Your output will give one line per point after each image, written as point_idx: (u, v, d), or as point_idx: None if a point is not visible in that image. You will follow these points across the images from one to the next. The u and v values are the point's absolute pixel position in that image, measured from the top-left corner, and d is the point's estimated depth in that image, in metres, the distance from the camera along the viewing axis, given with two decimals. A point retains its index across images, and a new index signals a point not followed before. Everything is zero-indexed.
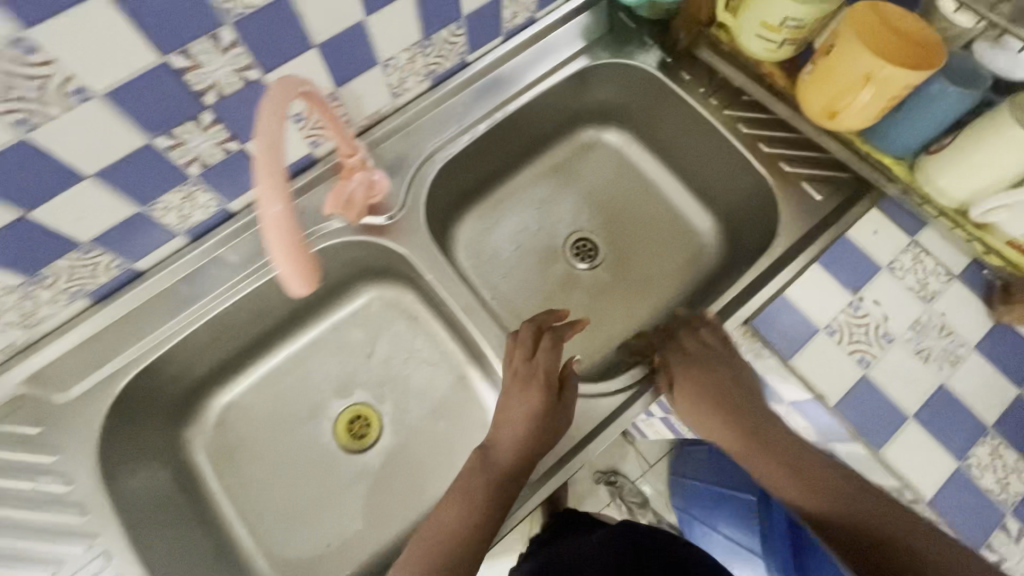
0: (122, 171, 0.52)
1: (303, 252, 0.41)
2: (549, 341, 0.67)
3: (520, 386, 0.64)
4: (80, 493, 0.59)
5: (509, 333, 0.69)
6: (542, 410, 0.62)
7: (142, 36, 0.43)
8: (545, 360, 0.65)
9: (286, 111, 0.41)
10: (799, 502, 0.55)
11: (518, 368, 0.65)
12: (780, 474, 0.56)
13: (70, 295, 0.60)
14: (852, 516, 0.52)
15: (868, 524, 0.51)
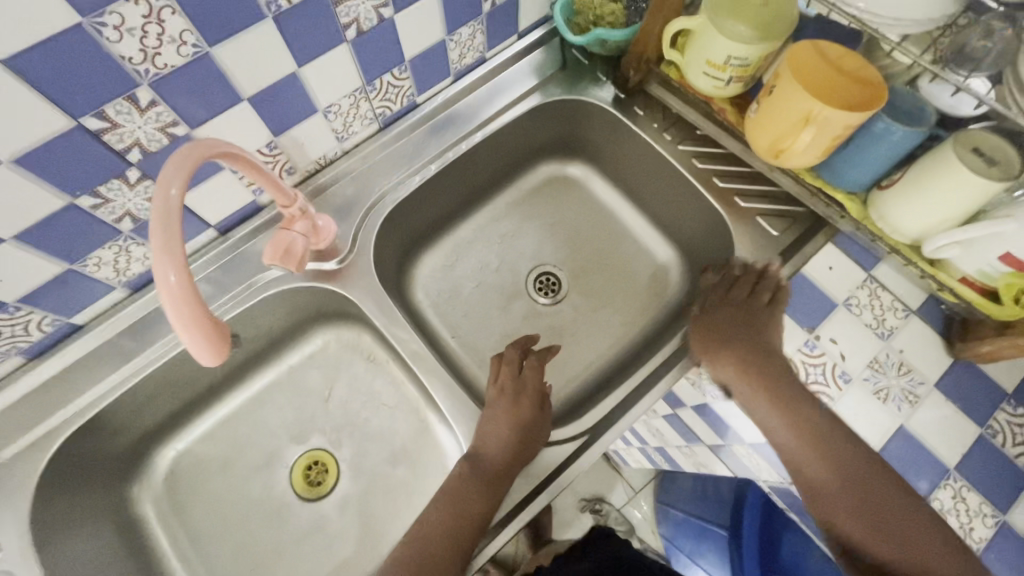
0: (44, 232, 0.50)
1: (207, 320, 0.41)
2: (530, 361, 0.70)
3: (510, 398, 0.66)
4: (9, 559, 0.57)
5: (494, 354, 0.71)
6: (530, 419, 0.64)
7: (51, 102, 0.43)
8: (530, 378, 0.68)
9: (186, 180, 0.41)
10: (816, 494, 0.56)
11: (506, 383, 0.67)
12: (802, 464, 0.57)
13: (2, 354, 0.58)
14: (871, 521, 0.53)
15: (883, 531, 0.52)
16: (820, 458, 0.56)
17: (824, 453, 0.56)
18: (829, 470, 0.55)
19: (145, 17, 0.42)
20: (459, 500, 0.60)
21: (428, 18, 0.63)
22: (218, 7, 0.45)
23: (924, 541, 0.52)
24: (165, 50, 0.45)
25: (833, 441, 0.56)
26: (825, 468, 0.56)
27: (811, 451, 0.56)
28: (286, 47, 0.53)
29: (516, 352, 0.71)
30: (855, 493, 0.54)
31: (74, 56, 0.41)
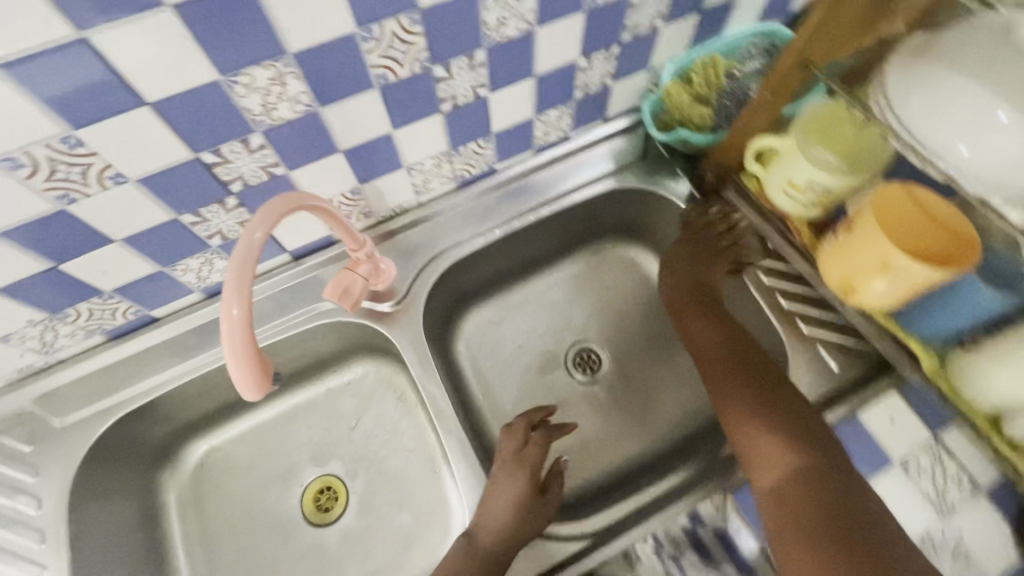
0: (148, 239, 0.57)
1: (257, 355, 0.44)
2: (535, 439, 0.69)
3: (510, 474, 0.65)
4: (45, 519, 0.63)
5: (503, 426, 0.70)
6: (527, 502, 0.63)
7: (179, 139, 0.49)
8: (533, 455, 0.67)
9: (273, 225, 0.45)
10: (721, 397, 0.63)
11: (509, 459, 0.67)
12: (717, 376, 0.65)
13: (89, 332, 0.65)
14: (765, 417, 0.59)
15: (774, 429, 0.58)
16: (733, 370, 0.64)
17: (743, 368, 0.64)
18: (738, 376, 0.63)
19: (271, 79, 0.48)
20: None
21: (520, 98, 0.66)
22: (334, 76, 0.51)
23: (811, 450, 0.56)
24: (281, 105, 0.51)
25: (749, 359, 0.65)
26: (734, 373, 0.63)
27: (727, 364, 0.65)
28: (386, 112, 0.58)
29: (521, 426, 0.70)
30: (761, 398, 0.61)
31: (208, 104, 0.47)
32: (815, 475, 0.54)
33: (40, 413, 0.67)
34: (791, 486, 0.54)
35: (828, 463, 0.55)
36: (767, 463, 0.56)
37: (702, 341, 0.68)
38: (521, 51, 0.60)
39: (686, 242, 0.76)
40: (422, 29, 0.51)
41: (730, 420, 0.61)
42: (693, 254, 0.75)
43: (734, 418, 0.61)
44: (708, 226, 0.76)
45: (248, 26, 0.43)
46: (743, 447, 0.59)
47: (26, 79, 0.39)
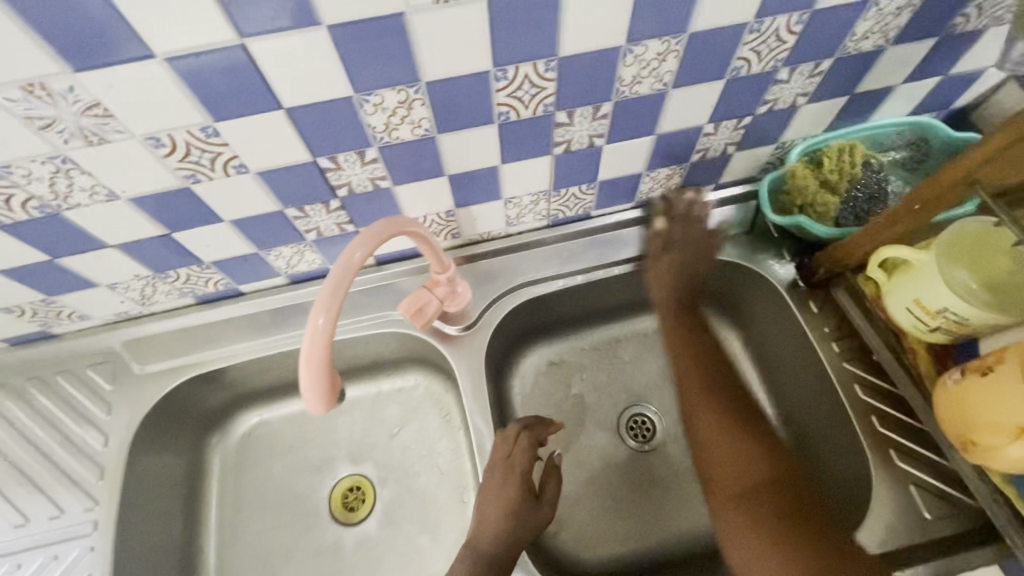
0: (253, 224, 0.60)
1: (329, 369, 0.45)
2: (524, 441, 0.65)
3: (502, 479, 0.64)
4: (107, 456, 0.67)
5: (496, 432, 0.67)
6: (520, 507, 0.63)
7: (303, 143, 0.50)
8: (526, 462, 0.65)
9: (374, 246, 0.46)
10: (686, 391, 0.65)
11: (502, 465, 0.64)
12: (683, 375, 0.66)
13: (182, 293, 0.70)
14: (731, 420, 0.61)
15: (738, 429, 0.60)
16: (701, 370, 0.65)
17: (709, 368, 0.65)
18: (707, 374, 0.65)
19: (399, 102, 0.48)
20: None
21: (634, 153, 0.64)
22: (458, 108, 0.51)
23: (766, 441, 0.59)
24: (402, 127, 0.51)
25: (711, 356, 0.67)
26: (699, 374, 0.65)
27: (693, 360, 0.66)
28: (499, 147, 0.57)
29: (514, 429, 0.66)
30: (721, 397, 0.63)
31: (335, 116, 0.48)
32: (768, 465, 0.57)
33: (125, 356, 0.72)
34: (751, 489, 0.56)
35: (785, 455, 0.59)
36: (726, 459, 0.59)
37: (676, 349, 0.68)
38: (648, 109, 0.57)
39: (676, 253, 0.68)
40: (555, 76, 0.50)
41: (696, 417, 0.63)
42: (685, 262, 0.69)
43: (701, 416, 0.62)
44: (692, 230, 0.69)
45: (391, 52, 0.44)
46: (705, 446, 0.61)
47: (184, 74, 0.41)
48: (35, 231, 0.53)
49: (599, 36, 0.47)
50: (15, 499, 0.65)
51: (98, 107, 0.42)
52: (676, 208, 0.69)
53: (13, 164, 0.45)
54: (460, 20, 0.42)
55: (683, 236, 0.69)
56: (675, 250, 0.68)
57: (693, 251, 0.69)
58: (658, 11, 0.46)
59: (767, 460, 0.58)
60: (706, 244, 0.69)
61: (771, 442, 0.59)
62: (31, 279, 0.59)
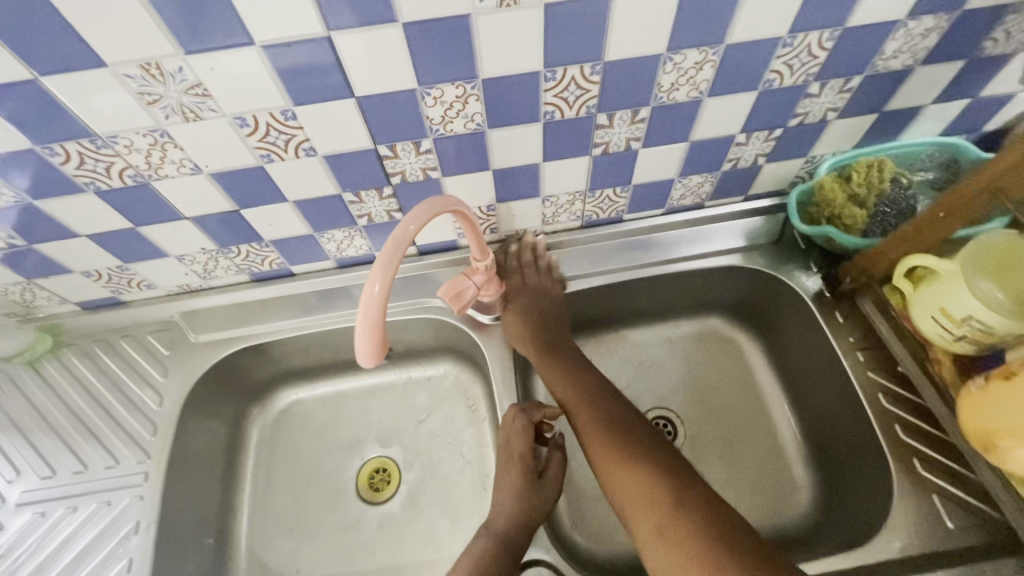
0: (313, 206, 0.65)
1: (381, 330, 0.49)
2: (522, 423, 0.68)
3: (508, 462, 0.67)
4: (159, 416, 0.72)
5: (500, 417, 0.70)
6: (526, 486, 0.66)
7: (367, 131, 0.56)
8: (526, 443, 0.67)
9: (428, 218, 0.51)
10: (576, 420, 0.66)
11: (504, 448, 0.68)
12: (573, 407, 0.67)
13: (239, 270, 0.75)
14: (614, 434, 0.62)
15: (616, 440, 0.62)
16: (586, 397, 0.67)
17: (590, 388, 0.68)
18: (589, 395, 0.67)
19: (457, 96, 0.54)
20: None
21: (666, 158, 0.67)
22: (509, 105, 0.55)
23: (628, 437, 0.62)
24: (456, 120, 0.56)
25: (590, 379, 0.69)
26: (597, 401, 0.66)
27: (576, 386, 0.69)
28: (542, 145, 0.62)
29: (513, 413, 0.68)
30: (593, 406, 0.66)
31: (399, 107, 0.54)
32: (636, 463, 0.59)
33: (183, 326, 0.78)
34: (662, 519, 0.54)
35: (662, 452, 0.60)
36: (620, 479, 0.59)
37: (562, 384, 0.69)
38: (683, 115, 0.61)
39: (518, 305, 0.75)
40: (599, 79, 0.54)
41: (592, 445, 0.63)
42: (532, 309, 0.75)
43: (593, 443, 0.63)
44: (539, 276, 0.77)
45: (455, 49, 0.49)
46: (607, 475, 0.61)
47: (276, 61, 0.47)
48: (125, 199, 0.59)
49: (643, 44, 0.51)
50: (75, 448, 0.70)
51: (199, 87, 0.48)
52: (510, 260, 0.78)
53: (119, 134, 0.51)
54: (519, 23, 0.47)
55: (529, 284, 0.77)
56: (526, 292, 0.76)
57: (538, 297, 0.76)
58: (698, 23, 0.50)
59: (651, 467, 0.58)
60: (549, 288, 0.77)
61: (638, 438, 0.62)
62: (113, 244, 0.66)
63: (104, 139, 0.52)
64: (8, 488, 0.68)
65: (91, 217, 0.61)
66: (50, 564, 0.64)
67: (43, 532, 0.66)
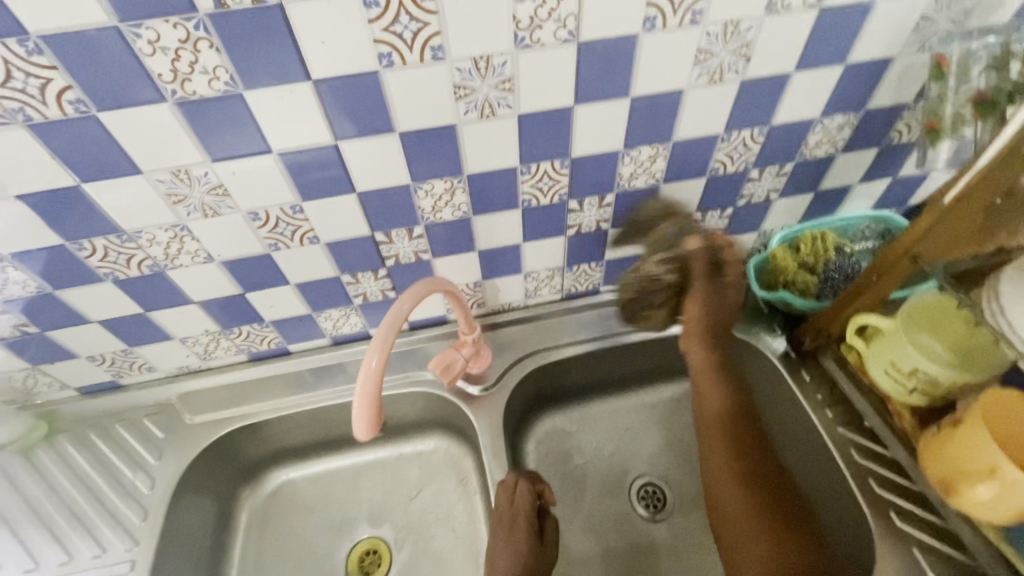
0: (313, 288, 0.71)
1: (377, 404, 0.52)
2: (521, 488, 0.70)
3: (507, 530, 0.68)
4: (149, 500, 0.72)
5: (498, 482, 0.71)
6: (528, 555, 0.67)
7: (366, 220, 0.63)
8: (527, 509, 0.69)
9: (423, 296, 0.57)
10: (711, 439, 0.76)
11: (505, 514, 0.69)
12: (710, 429, 0.77)
13: (238, 350, 0.79)
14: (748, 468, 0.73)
15: (749, 480, 0.73)
16: (729, 428, 0.76)
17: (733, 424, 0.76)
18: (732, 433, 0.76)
19: (445, 189, 0.61)
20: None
21: (634, 236, 0.75)
22: (491, 195, 0.63)
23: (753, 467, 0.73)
24: (445, 208, 0.64)
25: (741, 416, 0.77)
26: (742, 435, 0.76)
27: (721, 398, 0.77)
28: (522, 227, 0.69)
29: (512, 478, 0.71)
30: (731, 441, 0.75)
31: (394, 199, 0.61)
32: (756, 497, 0.71)
33: (178, 407, 0.80)
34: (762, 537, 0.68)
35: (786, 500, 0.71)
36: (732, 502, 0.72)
37: (711, 404, 0.77)
38: (645, 199, 0.70)
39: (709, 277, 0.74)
40: (568, 171, 0.63)
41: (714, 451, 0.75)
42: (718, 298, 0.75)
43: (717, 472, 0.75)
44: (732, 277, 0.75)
45: (443, 152, 0.57)
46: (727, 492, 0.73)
47: (288, 165, 0.55)
48: (139, 286, 0.64)
49: (604, 142, 0.60)
50: (62, 539, 0.69)
51: (221, 188, 0.55)
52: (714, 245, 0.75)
53: (143, 230, 0.57)
54: (498, 130, 0.56)
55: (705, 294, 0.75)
56: (696, 280, 0.74)
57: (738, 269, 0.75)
58: (649, 125, 0.60)
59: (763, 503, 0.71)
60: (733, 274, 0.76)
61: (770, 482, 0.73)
62: (121, 329, 0.70)
63: (130, 234, 0.58)
64: None
65: (104, 303, 0.65)
66: None
67: None
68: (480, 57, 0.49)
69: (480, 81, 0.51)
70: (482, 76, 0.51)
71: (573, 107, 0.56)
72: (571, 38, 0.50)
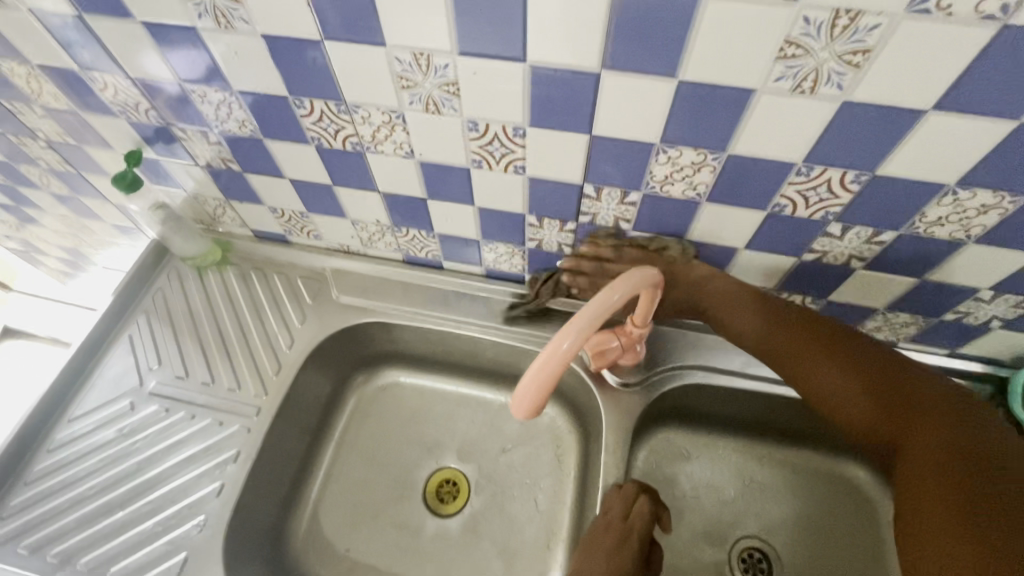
0: (493, 216, 0.64)
1: (548, 387, 0.48)
2: (637, 497, 0.63)
3: (613, 542, 0.61)
4: (284, 357, 0.76)
5: (614, 484, 0.66)
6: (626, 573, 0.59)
7: (583, 167, 0.54)
8: (638, 520, 0.62)
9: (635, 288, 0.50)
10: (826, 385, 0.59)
11: (613, 522, 0.62)
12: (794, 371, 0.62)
13: (396, 248, 0.77)
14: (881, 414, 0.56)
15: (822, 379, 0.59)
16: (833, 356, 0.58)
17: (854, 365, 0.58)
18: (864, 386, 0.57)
19: (692, 162, 0.50)
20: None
21: (882, 287, 0.59)
22: (744, 186, 0.51)
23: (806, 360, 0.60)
24: (677, 184, 0.52)
25: (868, 356, 0.58)
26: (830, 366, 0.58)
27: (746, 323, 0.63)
28: (752, 232, 0.56)
29: (632, 490, 0.64)
30: (856, 381, 0.57)
31: (628, 156, 0.51)
32: (944, 459, 0.51)
33: (329, 279, 0.81)
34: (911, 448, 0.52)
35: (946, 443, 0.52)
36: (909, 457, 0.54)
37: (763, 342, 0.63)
38: (929, 252, 0.53)
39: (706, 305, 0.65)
40: (857, 189, 0.48)
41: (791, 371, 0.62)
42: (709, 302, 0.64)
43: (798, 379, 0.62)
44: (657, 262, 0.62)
45: (718, 120, 0.45)
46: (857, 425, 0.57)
47: (535, 82, 0.46)
48: (335, 159, 0.62)
49: (931, 167, 0.44)
50: (209, 360, 0.76)
51: (453, 86, 0.49)
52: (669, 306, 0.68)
53: (362, 106, 0.53)
54: (805, 111, 0.43)
55: (599, 285, 0.66)
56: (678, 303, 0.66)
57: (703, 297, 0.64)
58: (1014, 165, 0.43)
59: (951, 449, 0.51)
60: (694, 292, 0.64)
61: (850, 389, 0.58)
62: (306, 192, 0.69)
63: (348, 106, 0.54)
64: (147, 375, 0.74)
65: (301, 165, 0.64)
66: (156, 461, 0.68)
67: (161, 426, 0.70)
68: (846, 10, 0.36)
69: (824, 43, 0.38)
70: (831, 39, 0.38)
71: (924, 111, 0.41)
72: (997, 17, 0.34)
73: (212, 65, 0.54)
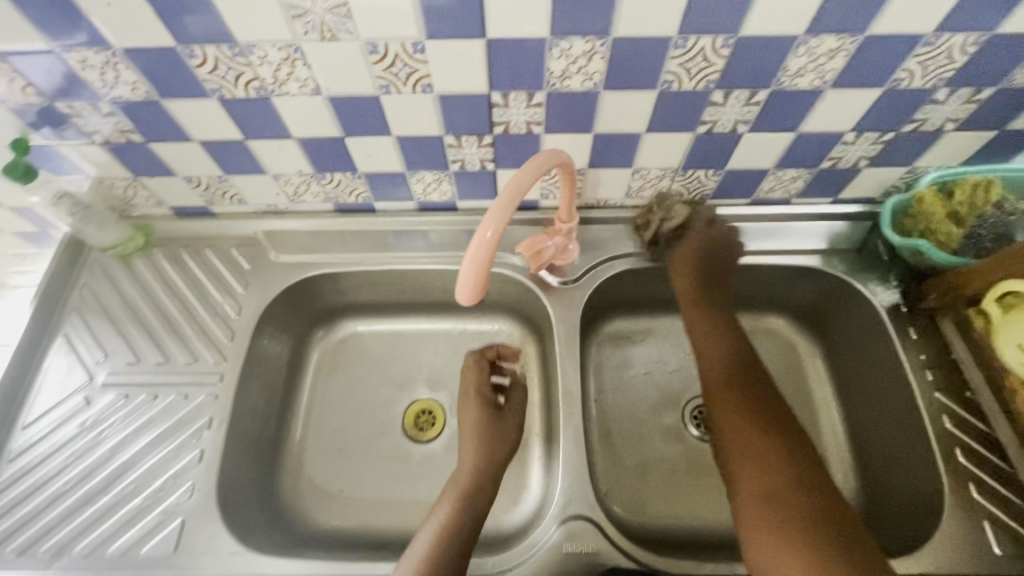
0: (412, 145, 0.66)
1: (484, 273, 0.54)
2: (473, 362, 0.74)
3: (469, 411, 0.71)
4: (237, 324, 0.76)
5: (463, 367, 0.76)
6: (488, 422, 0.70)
7: (487, 75, 0.57)
8: (481, 381, 0.73)
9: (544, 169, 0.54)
10: (715, 393, 0.66)
11: (466, 397, 0.72)
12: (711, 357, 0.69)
13: (325, 199, 0.78)
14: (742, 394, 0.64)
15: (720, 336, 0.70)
16: (727, 376, 0.66)
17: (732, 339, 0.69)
18: (745, 409, 0.63)
19: (584, 52, 0.54)
20: (432, 572, 0.57)
21: (769, 147, 0.66)
22: (633, 69, 0.56)
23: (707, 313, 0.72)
24: (576, 77, 0.57)
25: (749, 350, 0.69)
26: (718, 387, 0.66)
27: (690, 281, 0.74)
28: (650, 115, 0.61)
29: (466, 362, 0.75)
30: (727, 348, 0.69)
31: (525, 56, 0.55)
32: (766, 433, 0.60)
33: (265, 244, 0.81)
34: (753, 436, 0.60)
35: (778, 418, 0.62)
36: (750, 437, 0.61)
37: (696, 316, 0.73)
38: (799, 104, 0.60)
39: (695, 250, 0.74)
40: (727, 54, 0.54)
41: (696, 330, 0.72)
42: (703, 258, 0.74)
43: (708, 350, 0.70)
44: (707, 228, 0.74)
45: (598, 4, 0.50)
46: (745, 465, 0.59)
47: None
48: (243, 110, 0.61)
49: (781, 20, 0.51)
50: (159, 342, 0.75)
51: (344, 8, 0.50)
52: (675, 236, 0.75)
53: (257, 44, 0.54)
54: None
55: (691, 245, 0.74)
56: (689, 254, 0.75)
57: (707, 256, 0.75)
58: (844, 6, 0.50)
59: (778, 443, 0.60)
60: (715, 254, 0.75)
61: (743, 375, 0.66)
62: (220, 154, 0.68)
63: (242, 48, 0.54)
64: (96, 369, 0.73)
65: (208, 124, 0.63)
66: (127, 445, 0.68)
67: (125, 412, 0.70)
68: None
69: None
70: None
71: None
72: None
73: (87, 25, 0.52)
